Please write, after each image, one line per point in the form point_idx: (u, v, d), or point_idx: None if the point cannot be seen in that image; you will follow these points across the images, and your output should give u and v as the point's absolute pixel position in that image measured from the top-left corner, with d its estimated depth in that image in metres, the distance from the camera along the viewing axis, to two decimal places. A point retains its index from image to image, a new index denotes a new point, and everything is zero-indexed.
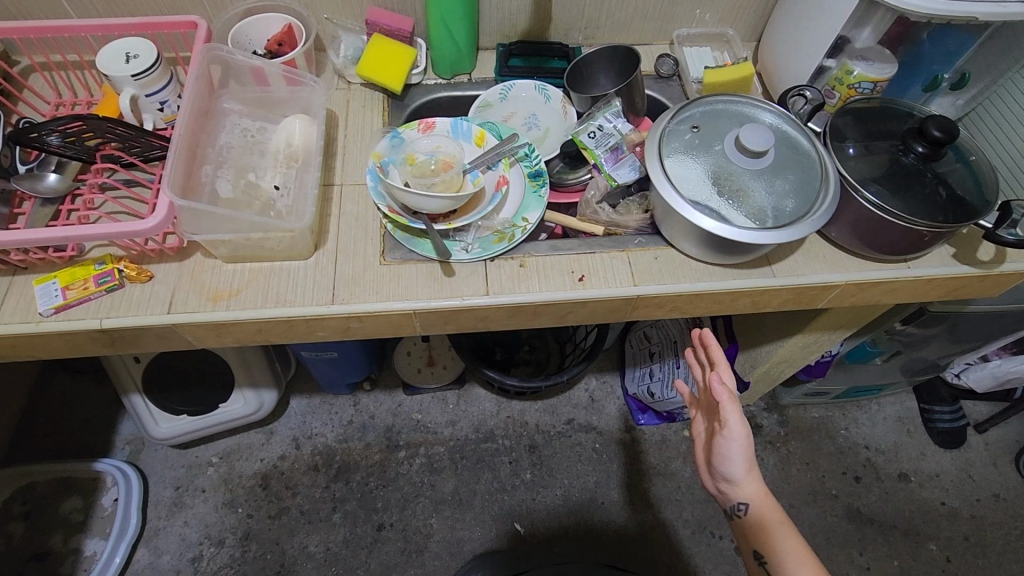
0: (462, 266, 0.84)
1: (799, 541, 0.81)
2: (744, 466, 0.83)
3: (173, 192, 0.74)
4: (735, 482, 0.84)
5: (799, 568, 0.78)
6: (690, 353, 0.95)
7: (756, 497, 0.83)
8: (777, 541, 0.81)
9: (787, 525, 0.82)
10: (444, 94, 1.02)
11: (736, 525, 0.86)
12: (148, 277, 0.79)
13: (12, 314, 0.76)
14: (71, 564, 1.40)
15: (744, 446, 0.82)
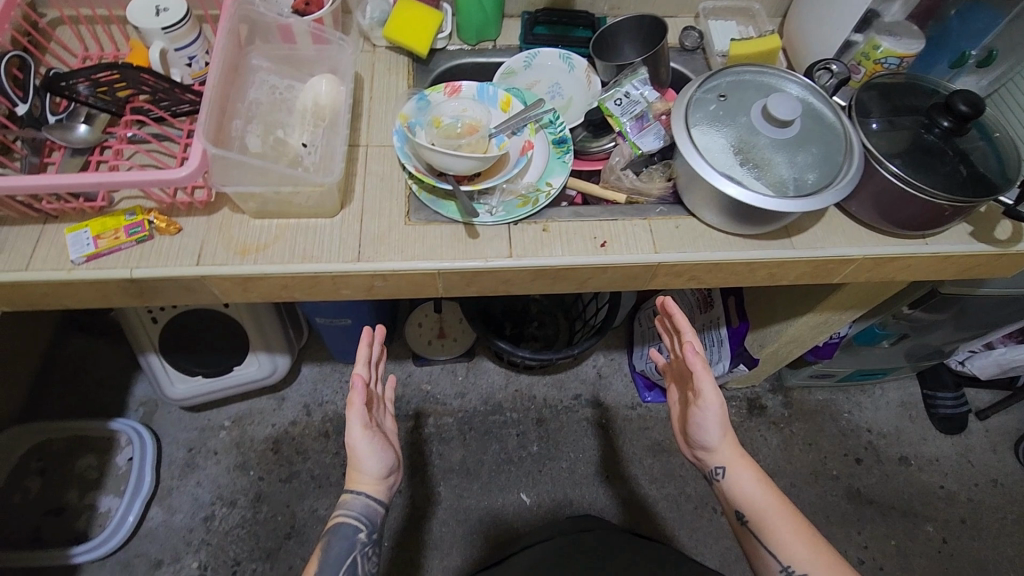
0: (487, 228, 0.85)
1: (777, 497, 0.82)
2: (721, 433, 0.85)
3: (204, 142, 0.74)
4: (711, 446, 0.86)
5: (779, 523, 0.79)
6: (658, 323, 0.98)
7: (730, 460, 0.85)
8: (753, 499, 0.82)
9: (765, 483, 0.83)
10: (468, 60, 1.02)
11: (715, 490, 0.87)
12: (177, 230, 0.80)
13: (44, 261, 0.77)
14: (86, 519, 1.43)
15: (716, 411, 0.84)
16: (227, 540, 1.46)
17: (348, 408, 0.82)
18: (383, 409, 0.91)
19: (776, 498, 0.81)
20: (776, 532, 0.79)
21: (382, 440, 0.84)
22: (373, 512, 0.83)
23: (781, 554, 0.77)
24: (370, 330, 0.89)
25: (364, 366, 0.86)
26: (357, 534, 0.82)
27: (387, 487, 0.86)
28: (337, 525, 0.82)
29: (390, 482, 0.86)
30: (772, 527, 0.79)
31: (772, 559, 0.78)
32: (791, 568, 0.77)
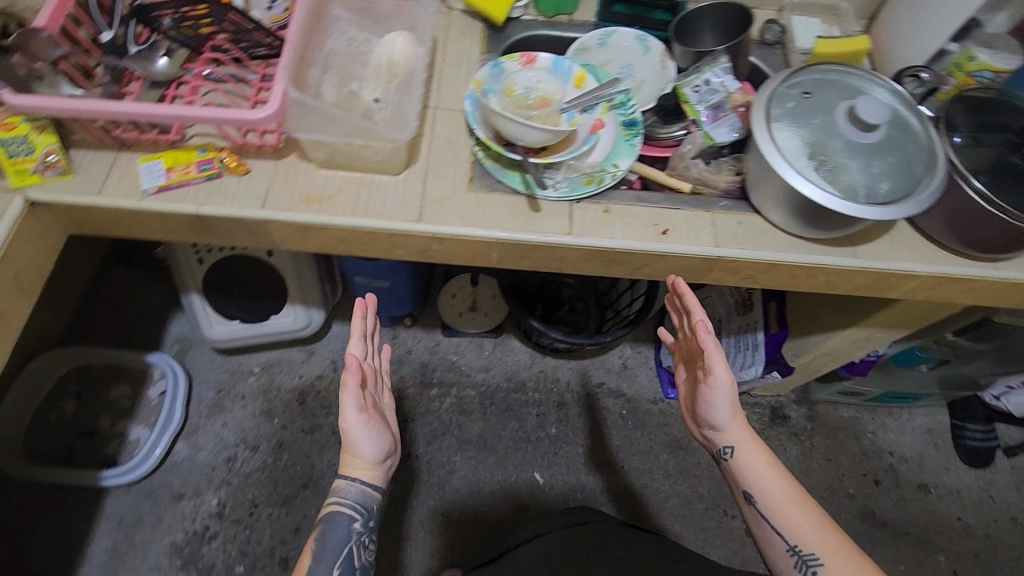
0: (549, 204, 0.84)
1: (787, 477, 0.80)
2: (730, 412, 0.83)
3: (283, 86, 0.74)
4: (720, 426, 0.84)
5: (789, 504, 0.78)
6: (668, 302, 0.92)
7: (740, 439, 0.84)
8: (762, 480, 0.80)
9: (774, 462, 0.82)
10: (543, 32, 1.01)
11: (723, 469, 0.86)
12: (245, 171, 0.81)
13: (117, 188, 0.78)
14: (116, 445, 1.48)
15: (727, 389, 0.83)
16: (247, 482, 1.50)
17: (342, 391, 0.80)
18: (379, 383, 0.91)
19: (787, 479, 0.80)
20: (786, 513, 0.77)
21: (378, 423, 0.84)
22: (367, 499, 0.84)
23: (790, 534, 0.76)
24: (362, 301, 0.88)
25: (358, 343, 0.86)
26: (353, 525, 0.83)
27: (382, 471, 0.87)
28: (331, 515, 0.83)
29: (386, 466, 0.87)
30: (782, 508, 0.78)
31: (780, 538, 0.77)
32: (799, 549, 0.75)
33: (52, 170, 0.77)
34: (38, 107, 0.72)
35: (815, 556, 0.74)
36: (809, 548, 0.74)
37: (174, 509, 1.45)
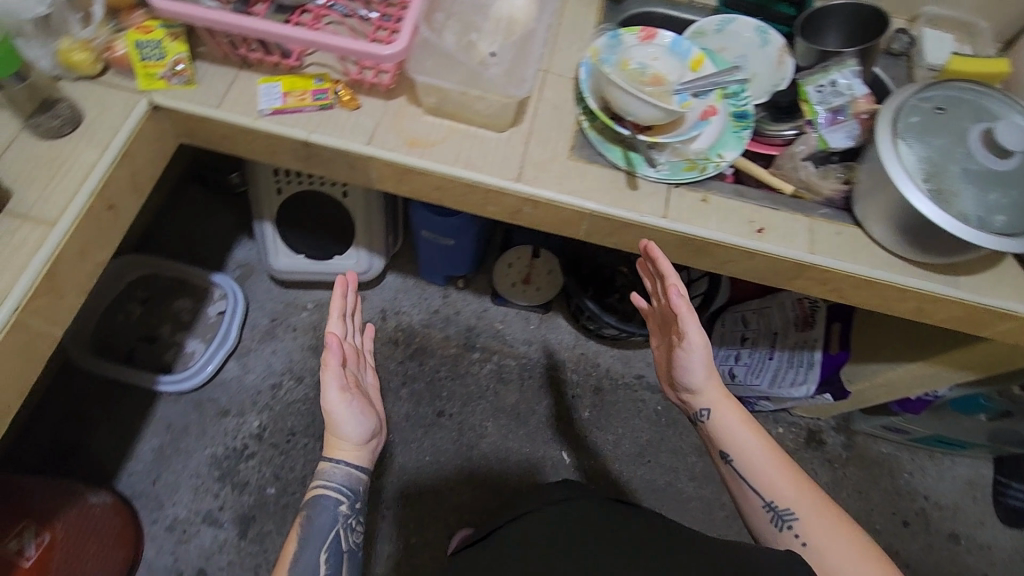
0: (647, 183, 0.83)
1: (760, 434, 0.79)
2: (706, 374, 0.82)
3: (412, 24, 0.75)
4: (695, 388, 0.83)
5: (765, 462, 0.76)
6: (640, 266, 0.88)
7: (715, 399, 0.82)
8: (738, 439, 0.79)
9: (747, 422, 0.80)
10: (661, 10, 0.99)
11: (700, 431, 0.85)
12: (356, 106, 0.82)
13: (234, 105, 0.81)
14: (173, 354, 1.56)
15: (703, 347, 0.81)
16: (287, 411, 1.56)
17: (324, 370, 0.82)
18: (362, 364, 0.91)
19: (764, 440, 0.78)
20: (764, 472, 0.76)
21: (361, 403, 0.85)
22: (353, 481, 0.85)
23: (766, 490, 0.75)
24: (344, 283, 0.89)
25: (337, 323, 0.88)
26: (339, 507, 0.83)
27: (367, 452, 0.87)
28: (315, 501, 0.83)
29: (371, 448, 0.88)
30: (758, 466, 0.77)
31: (756, 495, 0.76)
32: (775, 504, 0.74)
33: (178, 78, 0.80)
34: (182, 14, 0.75)
35: (791, 512, 0.72)
36: (785, 504, 0.73)
37: (218, 424, 1.52)
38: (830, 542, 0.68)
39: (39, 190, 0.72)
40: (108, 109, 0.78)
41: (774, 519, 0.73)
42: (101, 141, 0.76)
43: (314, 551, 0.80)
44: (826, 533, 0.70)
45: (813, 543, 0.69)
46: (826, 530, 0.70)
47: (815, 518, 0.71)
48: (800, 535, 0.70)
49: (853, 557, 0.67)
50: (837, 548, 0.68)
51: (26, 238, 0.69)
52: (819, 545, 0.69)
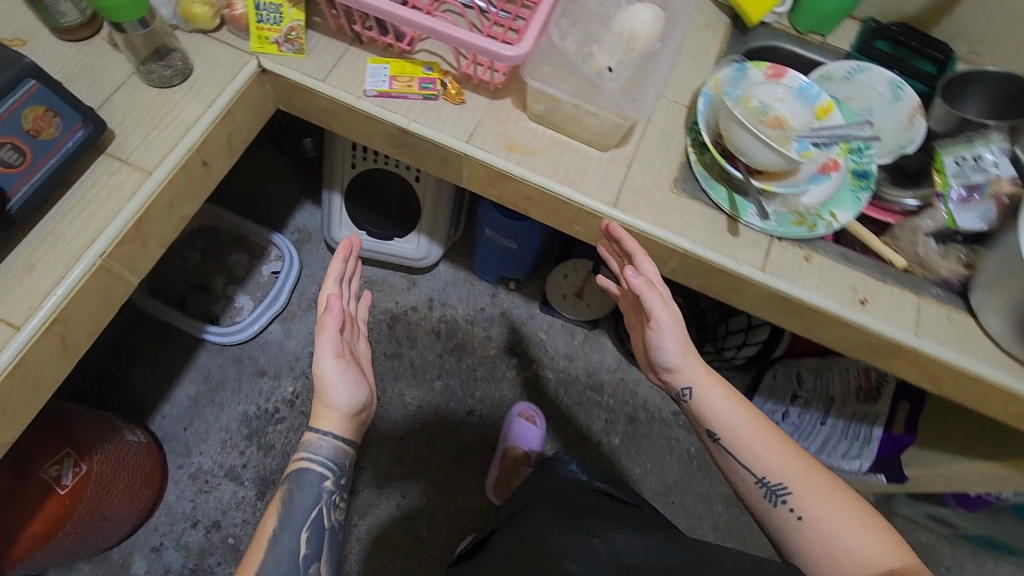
0: (749, 231, 0.78)
1: (743, 405, 0.72)
2: (681, 348, 0.75)
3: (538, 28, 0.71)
4: (672, 364, 0.75)
5: (752, 435, 0.70)
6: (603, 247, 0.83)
7: (695, 374, 0.75)
8: (722, 417, 0.72)
9: (729, 394, 0.73)
10: (788, 47, 0.93)
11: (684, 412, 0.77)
12: (461, 101, 0.79)
13: (340, 81, 0.79)
14: (222, 306, 1.58)
15: (674, 316, 0.74)
16: None
17: (319, 332, 0.74)
18: (356, 332, 0.83)
19: (751, 413, 0.71)
20: (752, 445, 0.69)
21: (356, 372, 0.77)
22: (339, 455, 0.77)
23: (757, 466, 0.68)
24: (353, 243, 0.81)
25: (335, 284, 0.78)
26: (324, 482, 0.76)
27: (356, 425, 0.80)
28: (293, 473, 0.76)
29: (360, 420, 0.80)
30: (746, 443, 0.69)
31: (747, 473, 0.69)
32: (767, 478, 0.67)
33: (290, 46, 0.78)
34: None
35: (784, 485, 0.66)
36: (776, 477, 0.67)
37: (253, 382, 1.54)
38: (832, 520, 0.62)
39: (142, 136, 0.71)
40: (219, 67, 0.77)
41: (767, 496, 0.66)
42: (207, 97, 0.75)
43: (291, 533, 0.72)
44: (824, 505, 0.64)
45: (811, 521, 0.63)
46: (825, 505, 0.64)
47: (814, 495, 0.65)
48: (796, 509, 0.65)
49: (855, 532, 0.61)
50: (838, 525, 0.62)
51: (123, 183, 0.69)
52: (819, 518, 0.63)
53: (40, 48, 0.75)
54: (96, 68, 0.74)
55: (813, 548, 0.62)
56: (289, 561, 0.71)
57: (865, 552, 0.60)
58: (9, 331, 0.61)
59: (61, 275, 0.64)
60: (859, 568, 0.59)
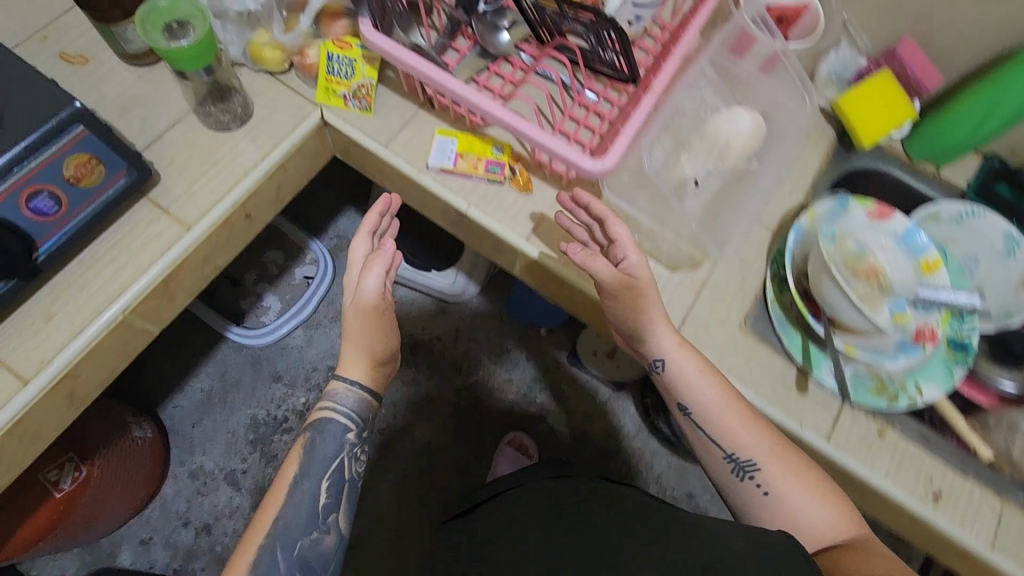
0: (819, 391, 0.70)
1: (713, 378, 0.64)
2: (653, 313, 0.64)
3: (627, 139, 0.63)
4: (638, 338, 0.66)
5: (725, 415, 0.63)
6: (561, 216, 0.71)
7: (668, 347, 0.64)
8: (691, 392, 0.64)
9: (703, 367, 0.65)
10: (895, 174, 0.84)
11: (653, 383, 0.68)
12: (528, 190, 0.73)
13: (404, 149, 0.73)
14: (249, 304, 1.55)
15: (632, 289, 0.63)
16: None
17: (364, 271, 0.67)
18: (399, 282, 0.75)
19: (724, 390, 0.64)
20: (723, 425, 0.63)
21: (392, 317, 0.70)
22: (364, 408, 0.70)
23: (725, 442, 0.63)
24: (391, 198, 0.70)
25: (367, 236, 0.70)
26: (345, 434, 0.69)
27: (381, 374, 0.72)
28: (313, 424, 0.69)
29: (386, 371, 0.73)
30: (721, 427, 0.63)
31: (715, 446, 0.64)
32: (737, 455, 0.62)
33: (357, 102, 0.72)
34: (381, 50, 0.64)
35: (754, 461, 0.61)
36: (745, 452, 0.62)
37: (268, 387, 1.52)
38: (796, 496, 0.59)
39: (187, 183, 0.68)
40: (279, 114, 0.72)
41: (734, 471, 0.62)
42: (262, 147, 0.71)
43: (312, 482, 0.67)
44: (793, 482, 0.60)
45: (777, 496, 0.60)
46: (790, 478, 0.60)
47: (782, 471, 0.61)
48: (764, 485, 0.61)
49: (815, 504, 0.59)
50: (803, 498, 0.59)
51: (159, 235, 0.65)
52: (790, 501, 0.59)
53: (100, 69, 0.71)
54: (154, 100, 0.70)
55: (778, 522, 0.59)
56: (308, 514, 0.66)
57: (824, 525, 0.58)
58: (15, 385, 0.58)
59: (79, 329, 0.60)
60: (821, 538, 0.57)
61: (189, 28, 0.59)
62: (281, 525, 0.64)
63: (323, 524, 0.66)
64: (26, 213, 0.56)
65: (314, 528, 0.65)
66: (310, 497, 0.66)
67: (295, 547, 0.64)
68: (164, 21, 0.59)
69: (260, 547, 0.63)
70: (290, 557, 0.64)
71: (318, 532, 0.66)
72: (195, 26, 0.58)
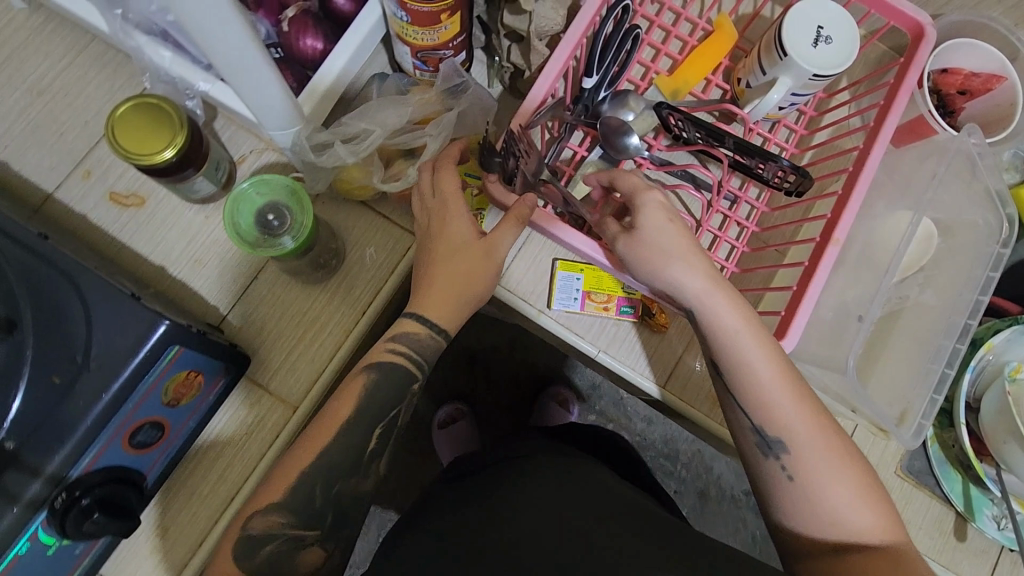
0: (978, 536, 0.66)
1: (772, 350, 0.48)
2: (677, 252, 0.48)
3: (809, 309, 0.55)
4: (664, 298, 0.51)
5: (779, 393, 0.47)
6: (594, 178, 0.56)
7: (692, 290, 0.48)
8: (732, 352, 0.48)
9: (755, 330, 0.48)
10: None
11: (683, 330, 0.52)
12: (665, 328, 0.64)
13: (519, 285, 0.64)
14: None
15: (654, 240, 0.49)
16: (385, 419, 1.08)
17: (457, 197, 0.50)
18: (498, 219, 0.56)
19: (789, 377, 0.47)
20: (765, 393, 0.47)
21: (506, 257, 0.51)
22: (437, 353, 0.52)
23: (759, 413, 0.47)
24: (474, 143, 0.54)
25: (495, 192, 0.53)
26: (412, 384, 0.52)
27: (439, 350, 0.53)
28: (380, 364, 0.51)
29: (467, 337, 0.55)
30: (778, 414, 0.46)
31: (743, 414, 0.48)
32: (764, 428, 0.47)
33: None
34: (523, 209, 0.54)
35: (785, 440, 0.46)
36: (774, 426, 0.46)
37: None
38: (829, 489, 0.44)
39: (284, 353, 0.59)
40: (374, 251, 0.61)
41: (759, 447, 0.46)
42: (359, 300, 0.60)
43: (365, 428, 0.50)
44: (831, 469, 0.45)
45: (805, 485, 0.45)
46: (838, 478, 0.44)
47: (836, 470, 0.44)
48: (788, 467, 0.45)
49: (843, 488, 0.44)
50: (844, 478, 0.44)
51: (264, 422, 0.58)
52: (827, 490, 0.44)
53: (159, 212, 0.60)
54: (229, 248, 0.60)
55: (794, 510, 0.45)
56: (350, 458, 0.49)
57: (863, 525, 0.43)
58: None
59: (200, 539, 0.56)
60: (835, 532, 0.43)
61: (287, 215, 0.50)
62: (325, 460, 0.48)
63: (364, 469, 0.50)
64: (129, 450, 0.49)
65: (355, 470, 0.50)
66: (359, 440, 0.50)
67: (335, 485, 0.49)
68: (260, 210, 0.50)
69: (299, 480, 0.48)
70: (328, 495, 0.49)
71: (359, 475, 0.50)
72: (293, 211, 0.49)
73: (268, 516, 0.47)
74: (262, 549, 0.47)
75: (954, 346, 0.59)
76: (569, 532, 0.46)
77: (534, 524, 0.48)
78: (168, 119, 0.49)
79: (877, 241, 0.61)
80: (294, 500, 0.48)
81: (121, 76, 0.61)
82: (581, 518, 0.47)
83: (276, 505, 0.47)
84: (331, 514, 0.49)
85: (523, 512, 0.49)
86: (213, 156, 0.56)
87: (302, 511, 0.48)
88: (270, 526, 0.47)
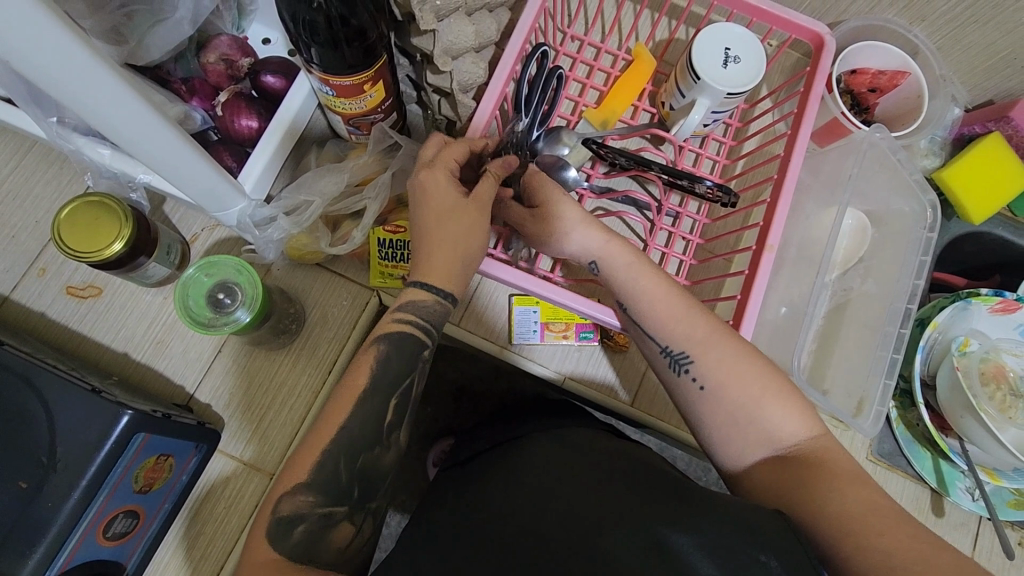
0: (955, 509, 0.68)
1: (682, 290, 0.53)
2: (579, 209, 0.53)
3: (759, 299, 0.58)
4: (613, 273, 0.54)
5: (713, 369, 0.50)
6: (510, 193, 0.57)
7: (594, 247, 0.54)
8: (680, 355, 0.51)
9: (668, 280, 0.53)
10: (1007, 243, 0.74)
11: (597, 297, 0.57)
12: (625, 348, 0.66)
13: (478, 326, 0.66)
14: None
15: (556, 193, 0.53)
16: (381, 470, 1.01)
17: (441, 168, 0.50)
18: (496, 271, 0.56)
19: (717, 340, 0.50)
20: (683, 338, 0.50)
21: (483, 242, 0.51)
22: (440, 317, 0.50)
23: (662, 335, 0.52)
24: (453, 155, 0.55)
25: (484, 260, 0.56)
26: (421, 352, 0.50)
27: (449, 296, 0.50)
28: (389, 334, 0.48)
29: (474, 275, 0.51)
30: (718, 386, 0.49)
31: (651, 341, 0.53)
32: (669, 347, 0.52)
33: None
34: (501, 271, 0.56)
35: (687, 353, 0.51)
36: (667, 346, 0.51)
37: None
38: (738, 401, 0.49)
39: (254, 423, 0.60)
40: (337, 308, 0.63)
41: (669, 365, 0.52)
42: (323, 360, 0.62)
43: (380, 399, 0.47)
44: (742, 401, 0.49)
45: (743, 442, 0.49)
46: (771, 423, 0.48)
47: (751, 390, 0.49)
48: (698, 378, 0.51)
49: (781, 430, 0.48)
50: (758, 392, 0.49)
51: (242, 493, 0.58)
52: (738, 442, 0.49)
53: (117, 301, 0.61)
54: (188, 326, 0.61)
55: (716, 417, 0.50)
56: (369, 428, 0.47)
57: (780, 422, 0.48)
58: None
59: None
60: (756, 438, 0.49)
61: (237, 292, 0.52)
62: (348, 435, 0.46)
63: (385, 441, 0.48)
64: (105, 544, 0.49)
65: (377, 442, 0.47)
66: (378, 413, 0.47)
67: (358, 459, 0.46)
68: (208, 295, 0.53)
69: (324, 455, 0.45)
70: (352, 470, 0.46)
71: (380, 448, 0.48)
72: (243, 287, 0.52)
73: (295, 495, 0.44)
74: (295, 530, 0.43)
75: (899, 332, 0.61)
76: (529, 525, 0.45)
77: (515, 500, 0.48)
78: (112, 213, 0.51)
79: (812, 239, 0.64)
80: (320, 475, 0.45)
81: (67, 173, 0.62)
82: (547, 494, 0.48)
83: (305, 484, 0.44)
84: (358, 488, 0.46)
85: (514, 489, 0.50)
86: (164, 240, 0.57)
87: (328, 487, 0.45)
88: (297, 507, 0.44)
